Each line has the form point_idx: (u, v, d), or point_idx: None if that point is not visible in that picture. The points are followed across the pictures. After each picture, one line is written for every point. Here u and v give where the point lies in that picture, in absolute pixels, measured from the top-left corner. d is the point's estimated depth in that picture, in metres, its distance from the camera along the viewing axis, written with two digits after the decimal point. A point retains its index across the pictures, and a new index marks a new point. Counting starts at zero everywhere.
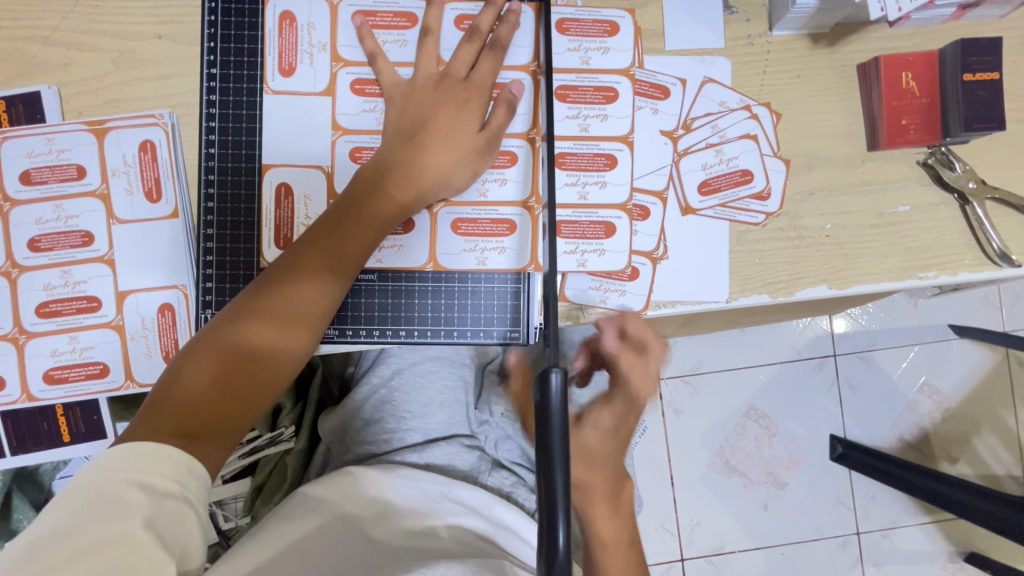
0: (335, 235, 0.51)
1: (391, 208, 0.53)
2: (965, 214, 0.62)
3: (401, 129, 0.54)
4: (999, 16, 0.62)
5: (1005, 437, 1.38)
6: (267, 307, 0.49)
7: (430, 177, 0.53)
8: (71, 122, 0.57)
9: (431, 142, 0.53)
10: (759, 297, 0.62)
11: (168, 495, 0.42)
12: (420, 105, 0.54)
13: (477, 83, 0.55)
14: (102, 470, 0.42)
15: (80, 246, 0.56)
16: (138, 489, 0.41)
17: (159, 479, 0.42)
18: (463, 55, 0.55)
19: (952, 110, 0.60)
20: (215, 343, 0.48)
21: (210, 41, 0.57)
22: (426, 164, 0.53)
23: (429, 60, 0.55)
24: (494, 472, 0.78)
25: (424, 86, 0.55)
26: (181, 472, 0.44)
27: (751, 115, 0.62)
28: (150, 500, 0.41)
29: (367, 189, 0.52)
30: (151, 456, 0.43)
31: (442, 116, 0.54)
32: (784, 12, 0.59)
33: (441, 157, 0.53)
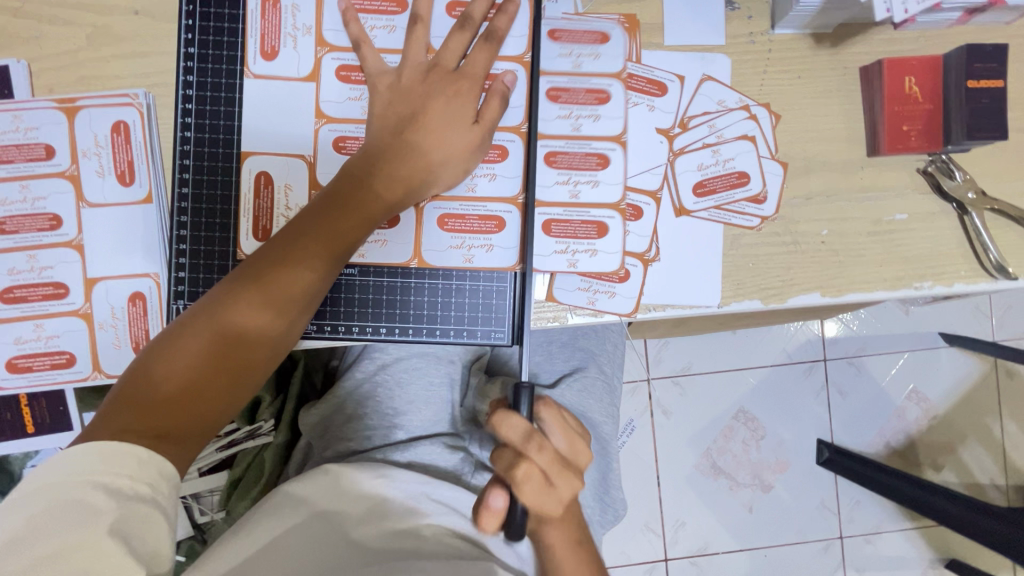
0: (321, 229, 0.49)
1: (380, 205, 0.51)
2: (963, 224, 0.61)
3: (390, 122, 0.51)
4: (1006, 22, 0.61)
5: (990, 445, 1.39)
6: (247, 302, 0.47)
7: (420, 175, 0.51)
8: (40, 99, 0.54)
9: (421, 137, 0.51)
10: (751, 303, 0.61)
11: (137, 498, 0.40)
12: (407, 96, 0.52)
13: (469, 72, 0.52)
14: (65, 471, 0.39)
15: (48, 230, 0.54)
16: (103, 494, 0.39)
17: (125, 482, 0.40)
18: (454, 44, 0.53)
19: (954, 117, 0.58)
20: (190, 337, 0.46)
21: (188, 20, 0.54)
22: (417, 160, 0.51)
23: (417, 48, 0.53)
24: (477, 473, 0.75)
25: (413, 74, 0.52)
26: (150, 473, 0.41)
27: (750, 116, 0.60)
28: (116, 505, 0.39)
29: (356, 183, 0.50)
30: (118, 456, 0.40)
31: (432, 108, 0.51)
32: (788, 10, 0.57)
33: (431, 151, 0.51)
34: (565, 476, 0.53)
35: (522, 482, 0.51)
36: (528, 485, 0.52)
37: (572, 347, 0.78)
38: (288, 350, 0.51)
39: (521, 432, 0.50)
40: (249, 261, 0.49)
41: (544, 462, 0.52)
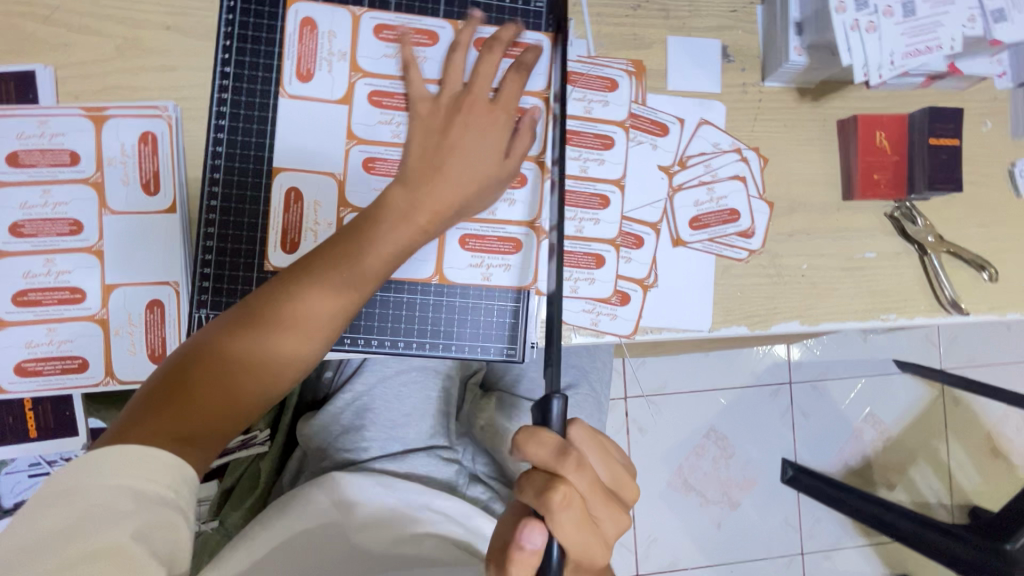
0: (349, 254, 0.49)
1: (409, 234, 0.52)
2: (923, 263, 0.68)
3: (427, 152, 0.53)
4: (960, 88, 0.69)
5: (936, 466, 1.50)
6: (271, 322, 0.47)
7: (456, 205, 0.53)
8: (67, 106, 0.55)
9: (455, 170, 0.53)
10: (738, 329, 0.66)
11: (160, 501, 0.37)
12: (448, 124, 0.54)
13: (504, 103, 0.56)
14: (87, 473, 0.37)
15: (68, 235, 0.54)
16: (131, 497, 0.36)
17: (154, 486, 0.38)
18: (490, 75, 0.56)
19: (918, 169, 0.66)
20: (210, 352, 0.45)
21: (227, 40, 0.56)
22: (450, 194, 0.53)
23: (455, 77, 0.56)
24: (472, 486, 0.77)
25: (450, 106, 0.55)
26: (176, 479, 0.39)
27: (741, 158, 0.66)
28: (139, 509, 0.36)
29: (388, 210, 0.51)
30: (147, 459, 0.38)
31: (471, 137, 0.54)
32: (778, 66, 0.64)
33: (470, 182, 0.53)
34: (612, 511, 0.47)
35: (561, 512, 0.44)
36: (568, 518, 0.45)
37: (566, 365, 0.81)
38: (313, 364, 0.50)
39: (556, 450, 0.46)
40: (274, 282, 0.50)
41: (585, 487, 0.45)
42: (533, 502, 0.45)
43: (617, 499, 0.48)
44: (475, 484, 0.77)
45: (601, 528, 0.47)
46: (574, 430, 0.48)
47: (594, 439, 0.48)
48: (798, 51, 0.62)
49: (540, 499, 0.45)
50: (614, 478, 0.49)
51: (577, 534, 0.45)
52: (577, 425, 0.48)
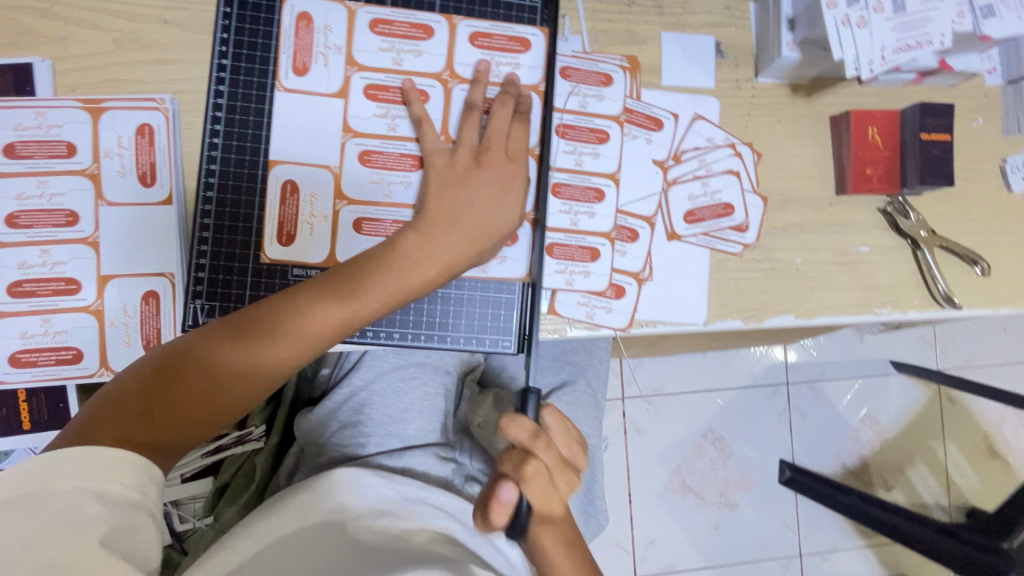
0: (344, 288, 0.49)
1: (415, 284, 0.52)
2: (916, 258, 0.69)
3: (445, 204, 0.54)
4: (952, 84, 0.70)
5: (934, 467, 1.50)
6: (258, 340, 0.48)
7: (464, 260, 0.54)
8: (64, 98, 0.55)
9: (472, 227, 0.53)
10: (733, 322, 0.66)
11: (128, 504, 0.41)
12: (460, 180, 0.55)
13: (515, 158, 0.56)
14: (57, 475, 0.40)
15: (63, 226, 0.54)
16: (96, 501, 0.40)
17: (117, 486, 0.41)
18: (501, 129, 0.56)
19: (910, 164, 0.66)
20: (196, 362, 0.47)
21: (224, 33, 0.56)
22: (461, 245, 0.53)
23: (469, 133, 0.57)
24: (470, 484, 0.75)
25: (464, 160, 0.56)
26: (139, 478, 0.42)
27: (735, 152, 0.67)
28: (109, 513, 0.40)
29: (394, 257, 0.51)
30: (113, 464, 0.42)
31: (482, 193, 0.54)
32: (771, 61, 0.64)
33: (481, 235, 0.54)
34: (569, 479, 0.56)
35: (529, 481, 0.53)
36: (535, 487, 0.53)
37: (562, 360, 0.81)
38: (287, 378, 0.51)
39: (530, 431, 0.53)
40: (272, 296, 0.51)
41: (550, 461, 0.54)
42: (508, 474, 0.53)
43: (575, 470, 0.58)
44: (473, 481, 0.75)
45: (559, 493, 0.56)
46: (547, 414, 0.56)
47: (560, 422, 0.57)
48: (791, 46, 0.62)
49: (514, 472, 0.53)
50: (570, 456, 0.58)
51: (546, 498, 0.54)
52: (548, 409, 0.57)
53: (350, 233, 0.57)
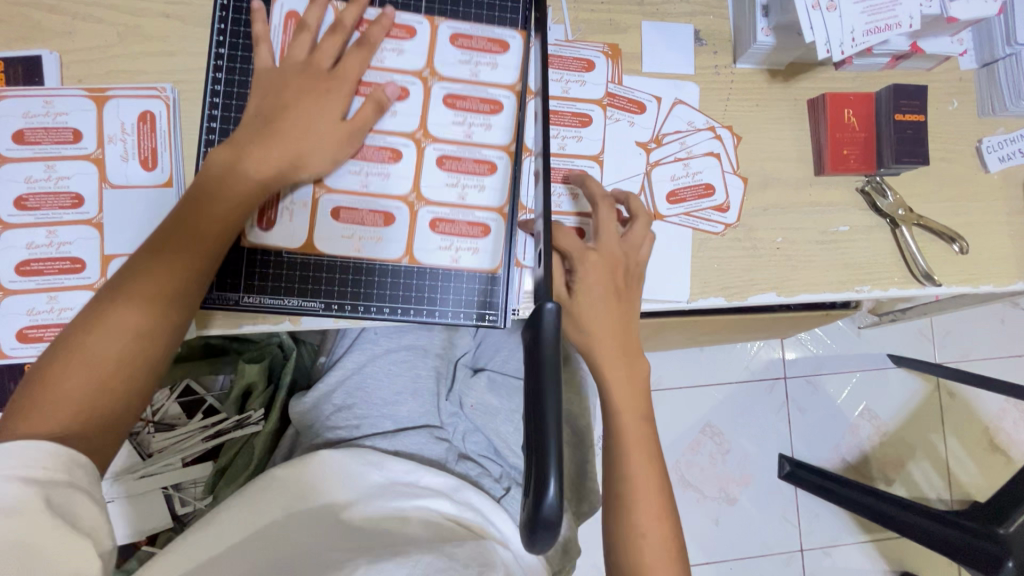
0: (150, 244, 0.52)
1: (227, 206, 0.53)
2: (895, 236, 0.71)
3: (267, 108, 0.56)
4: (926, 68, 0.72)
5: (933, 458, 1.50)
6: (124, 296, 0.49)
7: (286, 157, 0.55)
8: (71, 88, 0.58)
9: (288, 123, 0.55)
10: (716, 300, 0.68)
11: (56, 484, 0.41)
12: (279, 90, 0.56)
13: (341, 74, 0.58)
14: None
15: (69, 208, 0.57)
16: (19, 483, 0.40)
17: (39, 470, 0.41)
18: (329, 47, 0.58)
19: (885, 144, 0.68)
20: (105, 322, 0.49)
21: (221, 23, 0.59)
22: (290, 146, 0.55)
23: (325, 54, 0.58)
24: (462, 461, 0.79)
25: (289, 70, 0.57)
26: (62, 461, 0.42)
27: (715, 135, 0.69)
28: (36, 493, 0.40)
29: (206, 188, 0.53)
30: (30, 450, 0.41)
31: (302, 103, 0.56)
32: (748, 47, 0.67)
33: (304, 138, 0.55)
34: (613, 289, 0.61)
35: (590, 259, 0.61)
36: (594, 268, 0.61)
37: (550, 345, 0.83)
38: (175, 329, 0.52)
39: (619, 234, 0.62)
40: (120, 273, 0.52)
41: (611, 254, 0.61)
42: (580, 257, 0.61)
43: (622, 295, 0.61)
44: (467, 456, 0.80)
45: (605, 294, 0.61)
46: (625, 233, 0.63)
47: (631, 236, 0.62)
48: (765, 32, 0.65)
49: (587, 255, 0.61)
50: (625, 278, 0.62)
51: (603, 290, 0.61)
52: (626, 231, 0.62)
53: (329, 220, 0.59)
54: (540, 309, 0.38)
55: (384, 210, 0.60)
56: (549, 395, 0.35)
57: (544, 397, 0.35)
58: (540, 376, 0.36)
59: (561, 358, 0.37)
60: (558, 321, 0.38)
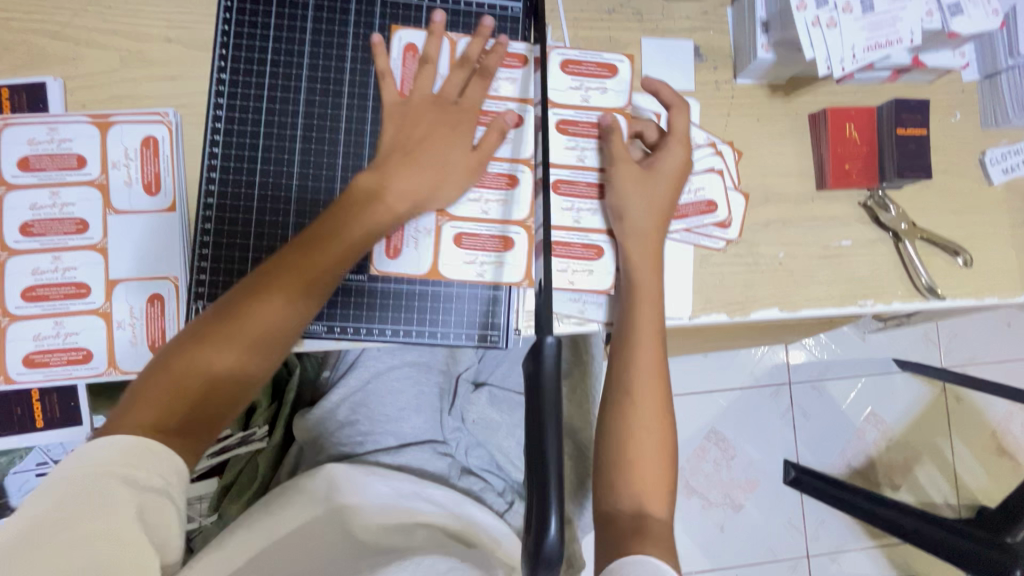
0: (261, 278, 0.52)
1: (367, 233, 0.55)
2: (898, 250, 0.70)
3: (397, 139, 0.57)
4: (928, 81, 0.72)
5: (940, 463, 1.49)
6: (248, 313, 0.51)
7: (418, 194, 0.56)
8: (74, 114, 0.59)
9: (427, 156, 0.57)
10: (718, 316, 0.68)
11: (154, 489, 0.43)
12: (416, 123, 0.58)
13: (467, 107, 0.60)
14: (96, 461, 0.42)
15: (74, 234, 0.57)
16: (127, 484, 0.42)
17: (143, 472, 0.43)
18: (455, 81, 0.60)
19: (887, 158, 0.68)
20: (224, 336, 0.50)
21: (223, 49, 0.60)
22: (420, 179, 0.56)
23: (425, 83, 0.59)
24: (465, 476, 0.79)
25: (420, 105, 0.59)
26: (168, 467, 0.45)
27: (717, 151, 0.68)
28: (137, 496, 0.42)
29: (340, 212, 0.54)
30: (134, 452, 0.44)
31: (435, 135, 0.58)
32: (749, 63, 0.67)
33: (436, 174, 0.57)
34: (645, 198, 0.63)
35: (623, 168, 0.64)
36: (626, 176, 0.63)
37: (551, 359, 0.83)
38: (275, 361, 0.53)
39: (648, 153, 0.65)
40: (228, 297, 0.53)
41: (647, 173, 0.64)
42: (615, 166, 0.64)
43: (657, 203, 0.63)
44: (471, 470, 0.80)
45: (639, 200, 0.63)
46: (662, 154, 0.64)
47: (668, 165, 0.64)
48: (765, 48, 0.65)
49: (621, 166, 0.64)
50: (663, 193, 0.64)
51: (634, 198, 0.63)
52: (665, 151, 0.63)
53: (451, 246, 0.61)
54: (538, 343, 0.38)
55: (501, 234, 0.61)
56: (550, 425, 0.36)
57: (544, 428, 0.36)
58: (541, 410, 0.37)
59: (562, 392, 0.37)
60: (558, 354, 0.38)
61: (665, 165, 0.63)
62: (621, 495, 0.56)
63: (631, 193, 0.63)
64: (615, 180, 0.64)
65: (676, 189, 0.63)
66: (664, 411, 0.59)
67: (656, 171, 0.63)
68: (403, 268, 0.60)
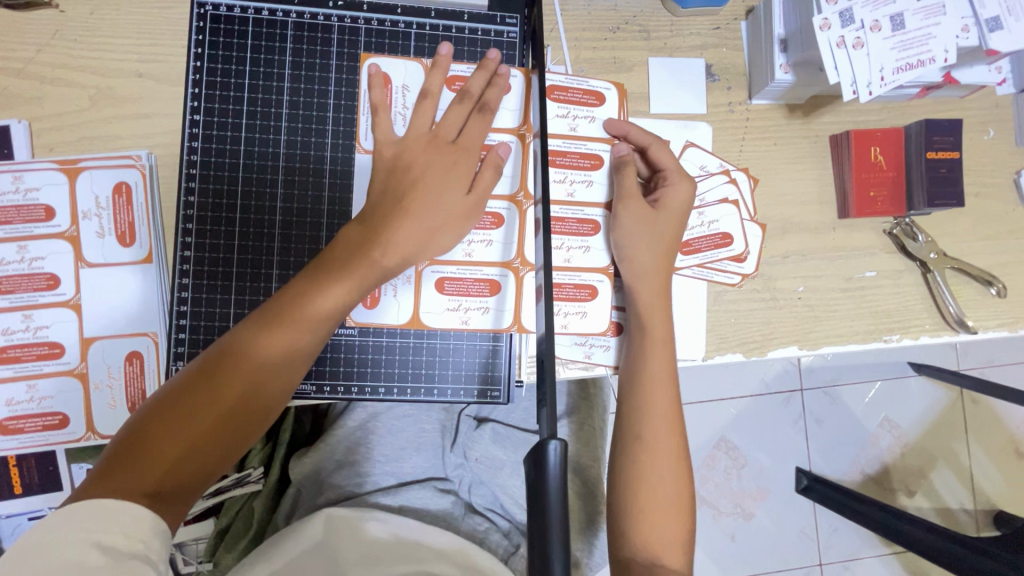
0: (286, 298, 0.49)
1: (380, 267, 0.51)
2: (926, 281, 0.66)
3: (389, 184, 0.53)
4: (959, 96, 0.66)
5: (958, 471, 1.45)
6: (259, 342, 0.48)
7: (414, 243, 0.52)
8: (41, 160, 0.55)
9: (419, 203, 0.52)
10: (733, 356, 0.64)
11: (131, 555, 0.39)
12: (409, 165, 0.53)
13: (467, 144, 0.54)
14: (69, 525, 0.39)
15: (45, 290, 0.54)
16: (98, 552, 0.38)
17: (121, 539, 0.39)
18: (454, 117, 0.55)
19: (916, 183, 0.63)
20: (236, 365, 0.47)
21: (195, 87, 0.55)
22: (423, 219, 0.52)
23: (422, 120, 0.54)
24: (470, 515, 0.78)
25: (415, 146, 0.54)
26: (144, 530, 0.41)
27: (730, 179, 0.64)
28: (110, 564, 0.38)
29: (358, 237, 0.51)
30: (111, 515, 0.40)
31: (429, 176, 0.53)
32: (764, 84, 0.62)
33: (430, 219, 0.52)
34: (649, 233, 0.58)
35: (631, 198, 0.59)
36: (632, 209, 0.58)
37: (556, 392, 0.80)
38: (289, 389, 0.50)
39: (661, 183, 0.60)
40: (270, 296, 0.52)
41: (656, 205, 0.59)
42: (621, 194, 0.59)
43: (664, 236, 0.58)
44: (477, 509, 0.79)
45: (647, 237, 0.58)
46: (680, 185, 0.59)
47: (681, 196, 0.59)
48: (784, 69, 0.60)
49: (629, 195, 0.59)
50: (674, 227, 0.58)
51: (642, 231, 0.58)
52: (674, 182, 0.59)
53: (433, 293, 0.56)
54: (543, 448, 0.34)
55: (488, 278, 0.57)
56: (555, 538, 0.32)
57: (551, 562, 0.31)
58: (545, 535, 0.32)
59: (568, 506, 0.33)
60: (564, 463, 0.34)
61: (669, 200, 0.59)
62: (636, 551, 0.52)
63: (637, 231, 0.58)
64: (619, 217, 0.59)
65: (684, 223, 0.59)
66: (679, 458, 0.55)
67: (662, 207, 0.59)
68: (383, 320, 0.56)
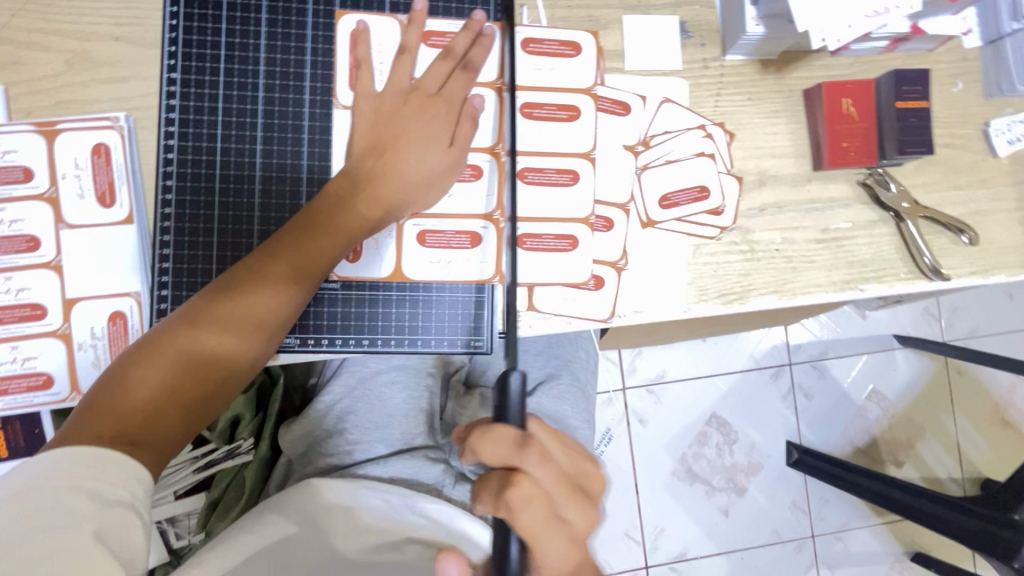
0: (248, 269, 0.49)
1: (346, 235, 0.52)
2: (900, 230, 0.67)
3: (370, 142, 0.54)
4: (928, 49, 0.68)
5: (944, 439, 1.47)
6: (218, 314, 0.47)
7: (395, 200, 0.53)
8: (18, 123, 0.54)
9: (397, 158, 0.53)
10: (714, 307, 0.65)
11: (119, 504, 0.40)
12: (390, 121, 0.54)
13: (447, 96, 0.55)
14: (55, 472, 0.39)
15: (26, 251, 0.54)
16: (85, 498, 0.39)
17: (105, 486, 0.40)
18: (436, 73, 0.56)
19: (888, 134, 0.64)
20: (194, 335, 0.46)
21: (172, 45, 0.56)
22: (397, 180, 0.53)
23: (401, 76, 0.56)
24: (459, 485, 0.74)
25: (394, 100, 0.55)
26: (129, 479, 0.41)
27: (706, 134, 0.65)
28: (99, 511, 0.39)
29: (324, 206, 0.52)
30: (87, 461, 0.40)
31: (412, 130, 0.54)
32: (737, 38, 0.63)
33: (411, 175, 0.54)
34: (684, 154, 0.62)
35: None
36: None
37: (548, 355, 0.78)
38: (256, 359, 0.50)
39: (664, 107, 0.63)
40: (227, 273, 0.50)
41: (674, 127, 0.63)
42: None
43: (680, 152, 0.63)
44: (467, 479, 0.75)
45: None
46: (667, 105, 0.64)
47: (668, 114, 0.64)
48: (757, 21, 0.60)
49: None
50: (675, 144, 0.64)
51: None
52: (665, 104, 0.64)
53: (415, 246, 0.57)
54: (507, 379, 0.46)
55: (469, 230, 0.58)
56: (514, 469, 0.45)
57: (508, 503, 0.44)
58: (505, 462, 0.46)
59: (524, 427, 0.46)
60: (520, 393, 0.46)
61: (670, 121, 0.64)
62: None
63: None
64: None
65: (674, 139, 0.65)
66: None
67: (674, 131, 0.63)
68: (364, 273, 0.57)
